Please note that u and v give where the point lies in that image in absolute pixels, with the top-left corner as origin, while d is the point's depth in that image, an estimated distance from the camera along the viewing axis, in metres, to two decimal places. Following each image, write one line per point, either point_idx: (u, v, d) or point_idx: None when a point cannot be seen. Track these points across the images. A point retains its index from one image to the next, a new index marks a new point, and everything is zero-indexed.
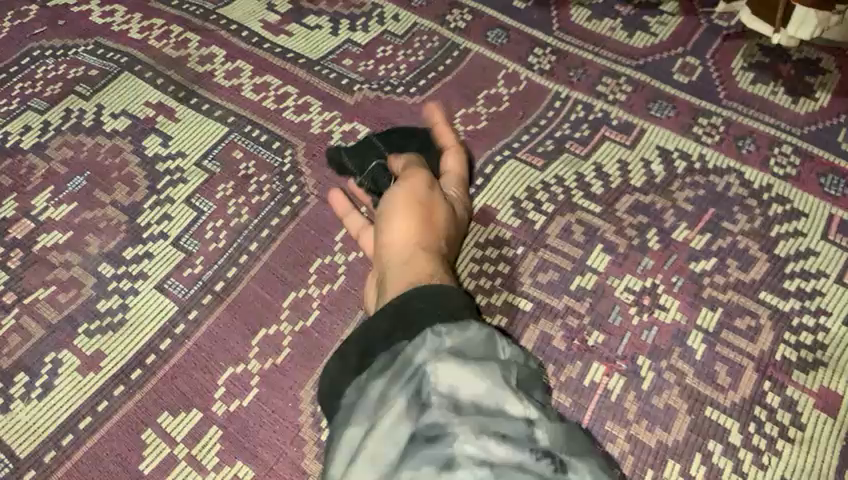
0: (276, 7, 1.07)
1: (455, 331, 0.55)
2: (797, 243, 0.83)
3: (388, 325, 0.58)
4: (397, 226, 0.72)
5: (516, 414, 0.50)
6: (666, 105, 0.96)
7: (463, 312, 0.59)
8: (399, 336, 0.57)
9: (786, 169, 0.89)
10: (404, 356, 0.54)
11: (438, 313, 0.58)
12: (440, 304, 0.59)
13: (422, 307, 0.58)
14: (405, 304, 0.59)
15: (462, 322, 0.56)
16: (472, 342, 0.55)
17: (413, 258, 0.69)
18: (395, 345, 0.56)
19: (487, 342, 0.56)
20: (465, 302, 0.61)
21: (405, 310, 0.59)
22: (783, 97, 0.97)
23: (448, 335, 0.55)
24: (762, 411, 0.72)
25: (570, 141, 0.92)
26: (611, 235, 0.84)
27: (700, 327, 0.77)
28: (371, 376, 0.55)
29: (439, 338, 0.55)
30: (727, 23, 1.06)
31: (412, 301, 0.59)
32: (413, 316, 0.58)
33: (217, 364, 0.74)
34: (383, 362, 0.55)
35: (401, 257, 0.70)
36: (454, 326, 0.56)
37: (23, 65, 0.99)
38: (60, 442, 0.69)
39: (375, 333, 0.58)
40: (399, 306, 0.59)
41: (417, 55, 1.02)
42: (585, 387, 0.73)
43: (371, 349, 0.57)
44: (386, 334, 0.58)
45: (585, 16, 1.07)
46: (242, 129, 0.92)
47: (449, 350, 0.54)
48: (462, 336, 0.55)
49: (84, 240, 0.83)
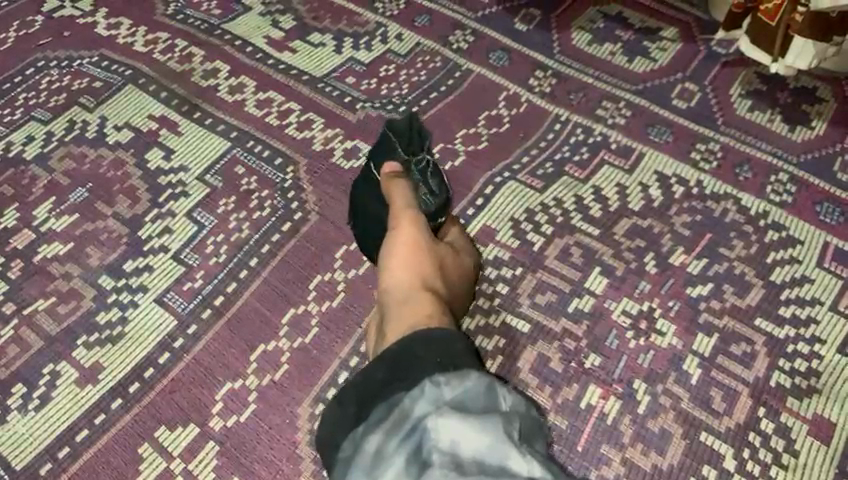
0: (281, 24, 1.08)
1: (454, 380, 0.55)
2: (792, 270, 0.84)
3: (384, 375, 0.58)
4: (402, 265, 0.72)
5: (519, 470, 0.49)
6: (665, 130, 0.97)
7: (463, 358, 0.58)
8: (397, 385, 0.56)
9: (782, 196, 0.91)
10: (402, 409, 0.54)
11: (436, 361, 0.57)
12: (436, 351, 0.58)
13: (421, 354, 0.58)
14: (405, 351, 0.59)
15: (461, 370, 0.56)
16: (472, 393, 0.54)
17: (413, 303, 0.68)
18: (391, 396, 0.56)
19: (488, 391, 0.55)
20: (466, 347, 0.60)
21: (404, 356, 0.59)
22: (780, 124, 0.98)
23: (447, 385, 0.55)
24: (756, 438, 0.72)
25: (569, 163, 0.93)
26: (609, 258, 0.85)
27: (696, 351, 0.78)
28: (367, 430, 0.55)
29: (437, 389, 0.54)
30: (726, 50, 1.07)
31: (412, 348, 0.59)
32: (411, 364, 0.58)
33: (215, 379, 0.74)
34: (380, 414, 0.55)
35: (399, 299, 0.69)
36: (454, 375, 0.55)
37: (27, 75, 0.99)
38: (56, 454, 0.69)
39: (372, 382, 0.58)
40: (398, 353, 0.59)
41: (419, 74, 1.03)
42: (581, 409, 0.74)
43: (368, 399, 0.57)
44: (383, 384, 0.57)
45: (586, 40, 1.08)
46: (245, 144, 0.93)
47: (449, 403, 0.53)
48: (461, 386, 0.54)
49: (85, 252, 0.83)
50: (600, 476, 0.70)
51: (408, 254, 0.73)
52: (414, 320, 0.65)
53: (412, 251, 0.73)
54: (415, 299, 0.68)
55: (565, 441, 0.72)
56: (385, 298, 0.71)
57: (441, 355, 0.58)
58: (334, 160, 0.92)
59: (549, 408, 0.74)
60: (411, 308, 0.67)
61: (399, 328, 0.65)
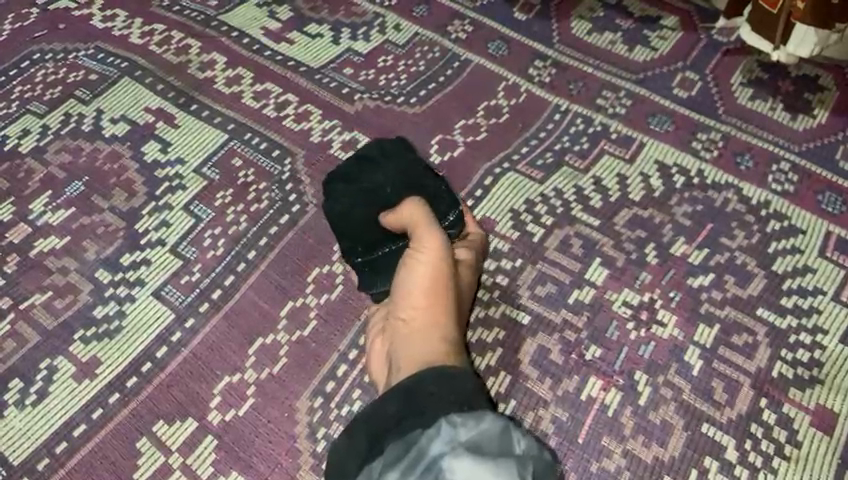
0: (278, 15, 1.07)
1: (470, 421, 0.54)
2: (794, 260, 0.84)
3: (398, 410, 0.57)
4: (423, 293, 0.69)
5: None
6: (665, 119, 0.96)
7: (476, 399, 0.57)
8: (411, 422, 0.55)
9: (783, 185, 0.90)
10: (418, 448, 0.53)
11: (450, 400, 0.56)
12: (450, 390, 0.57)
13: (434, 391, 0.57)
14: (417, 386, 0.58)
15: (477, 412, 0.54)
16: (487, 435, 0.53)
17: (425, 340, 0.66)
18: (407, 434, 0.54)
19: (503, 434, 0.53)
20: (476, 383, 0.59)
21: (417, 392, 0.58)
22: (782, 113, 0.97)
23: (463, 425, 0.53)
24: (757, 429, 0.72)
25: (569, 153, 0.92)
26: (610, 249, 0.84)
27: (697, 342, 0.77)
28: (383, 468, 0.54)
29: (452, 430, 0.53)
30: (727, 39, 1.06)
31: (425, 383, 0.58)
32: (426, 401, 0.56)
33: (213, 373, 0.74)
34: (395, 452, 0.54)
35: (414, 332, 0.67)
36: (470, 416, 0.54)
37: (22, 68, 0.99)
38: (54, 449, 0.69)
39: (385, 415, 0.58)
40: (410, 388, 0.58)
41: (418, 65, 1.02)
42: (582, 401, 0.73)
43: (382, 435, 0.57)
44: (397, 419, 0.57)
45: (586, 29, 1.07)
46: (242, 136, 0.92)
47: (465, 445, 0.52)
48: (476, 428, 0.53)
49: (81, 246, 0.82)
50: (601, 469, 0.69)
51: (433, 282, 0.69)
52: (431, 356, 0.64)
53: (437, 279, 0.69)
54: (435, 329, 0.67)
55: (565, 433, 0.71)
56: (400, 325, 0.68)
57: (456, 395, 0.57)
58: (331, 151, 0.91)
59: (549, 400, 0.73)
60: (425, 339, 0.66)
61: (414, 361, 0.64)
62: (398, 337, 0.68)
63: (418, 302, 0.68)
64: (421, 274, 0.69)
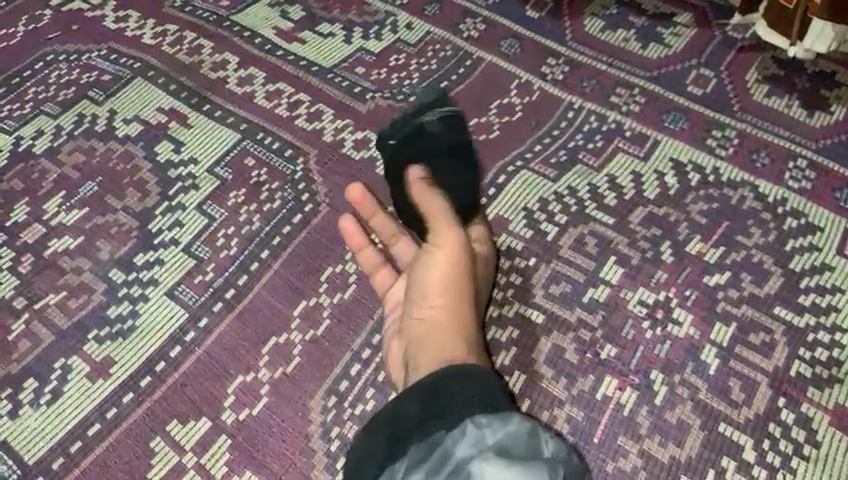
0: (290, 15, 1.07)
1: (496, 422, 0.54)
2: (812, 258, 0.83)
3: (417, 410, 0.56)
4: (439, 287, 0.69)
5: None
6: (680, 117, 0.95)
7: (499, 398, 0.57)
8: (434, 422, 0.55)
9: (800, 182, 0.89)
10: (444, 449, 0.52)
11: (473, 399, 0.56)
12: (473, 390, 0.57)
13: (456, 390, 0.57)
14: (439, 385, 0.57)
15: (503, 413, 0.54)
16: (514, 437, 0.53)
17: (444, 335, 0.66)
18: (431, 435, 0.54)
19: (530, 436, 0.53)
20: (497, 383, 0.59)
21: (437, 389, 0.57)
22: (798, 110, 0.96)
23: (489, 427, 0.53)
24: (776, 428, 0.71)
25: (583, 151, 0.92)
26: (625, 247, 0.83)
27: (714, 341, 0.76)
28: (407, 470, 0.53)
29: (479, 430, 0.53)
30: (742, 35, 1.05)
31: (446, 383, 0.57)
32: (448, 401, 0.56)
33: (226, 372, 0.74)
34: (420, 452, 0.53)
35: (434, 329, 0.67)
36: (495, 418, 0.54)
37: (36, 69, 0.99)
38: (68, 448, 0.69)
39: (405, 415, 0.56)
40: (430, 386, 0.57)
41: (430, 63, 1.01)
42: (597, 401, 0.73)
43: (401, 434, 0.56)
44: (417, 419, 0.56)
45: (599, 26, 1.06)
46: (255, 136, 0.92)
47: (493, 448, 0.52)
48: (503, 429, 0.53)
49: (95, 246, 0.82)
50: (617, 468, 0.69)
51: (447, 276, 0.70)
52: (448, 351, 0.64)
53: (451, 272, 0.70)
54: (454, 328, 0.66)
55: (581, 433, 0.71)
56: (414, 325, 0.68)
57: (481, 396, 0.56)
58: (343, 150, 0.91)
59: (564, 400, 0.73)
60: (442, 338, 0.65)
61: (431, 358, 0.64)
62: (414, 338, 0.67)
63: (434, 300, 0.69)
64: (438, 267, 0.70)
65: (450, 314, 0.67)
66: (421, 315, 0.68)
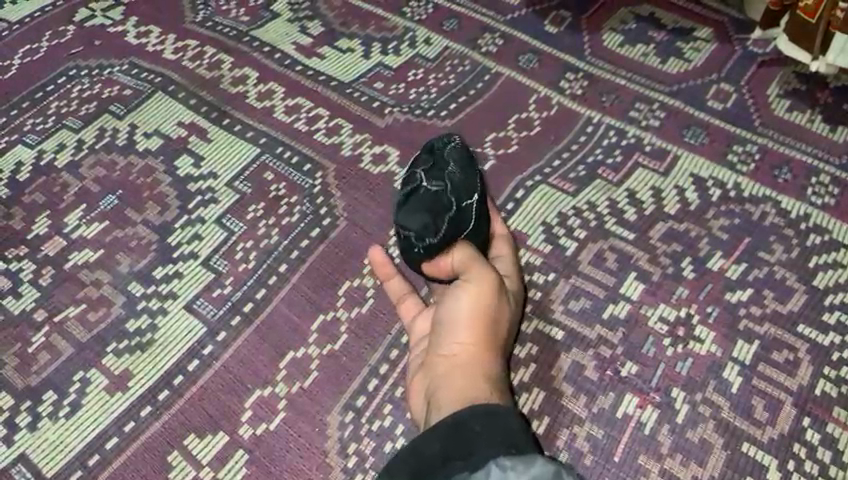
0: (309, 30, 1.08)
1: (520, 466, 0.51)
2: (836, 275, 0.82)
3: (440, 448, 0.56)
4: (470, 325, 0.68)
5: None
6: (700, 131, 0.95)
7: (521, 437, 0.56)
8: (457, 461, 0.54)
9: (823, 198, 0.88)
10: None
11: (496, 439, 0.55)
12: (494, 428, 0.56)
13: (479, 429, 0.56)
14: (461, 423, 0.57)
15: (528, 456, 0.52)
16: None
17: (472, 370, 0.65)
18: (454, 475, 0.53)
19: None
20: (520, 420, 0.58)
21: (461, 428, 0.56)
22: (821, 125, 0.95)
23: (513, 470, 0.51)
24: (801, 449, 0.70)
25: (603, 167, 0.91)
26: (646, 263, 0.82)
27: (736, 359, 0.75)
28: None
29: (503, 473, 0.51)
30: (763, 50, 1.04)
31: (468, 422, 0.56)
32: (471, 440, 0.55)
33: (244, 386, 0.74)
34: None
35: (463, 364, 0.66)
36: (520, 460, 0.51)
37: (59, 84, 1.00)
38: (87, 462, 0.69)
39: (428, 456, 0.56)
40: (453, 424, 0.57)
41: (448, 78, 1.02)
42: (617, 419, 0.72)
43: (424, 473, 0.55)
44: (441, 458, 0.55)
45: (618, 41, 1.06)
46: (274, 151, 0.92)
47: None
48: (527, 472, 0.50)
49: (114, 259, 0.83)
50: None
51: (479, 312, 0.69)
52: (475, 388, 0.63)
53: (486, 305, 0.69)
54: (481, 365, 0.66)
55: (601, 451, 0.70)
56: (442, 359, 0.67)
57: (504, 436, 0.55)
58: (362, 165, 0.91)
59: (584, 417, 0.72)
60: (469, 374, 0.65)
61: (455, 396, 0.63)
62: (439, 372, 0.66)
63: (464, 336, 0.68)
64: (467, 301, 0.69)
65: (478, 354, 0.67)
66: (449, 348, 0.68)
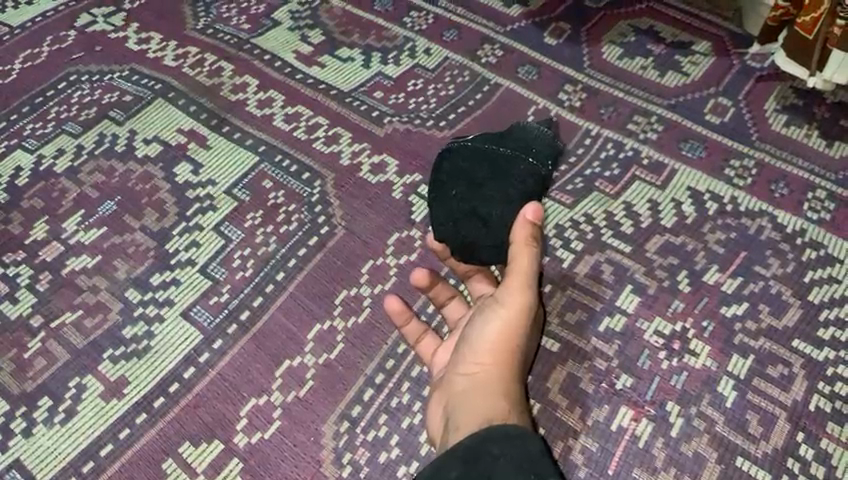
0: (310, 39, 1.09)
1: None
2: (831, 290, 0.82)
3: (458, 473, 0.53)
4: (493, 346, 0.65)
5: None
6: (697, 145, 0.95)
7: (542, 462, 0.53)
8: None
9: (820, 213, 0.88)
10: None
11: (516, 462, 0.52)
12: (513, 454, 0.53)
13: (498, 453, 0.53)
14: (480, 447, 0.54)
15: None
16: None
17: (488, 392, 0.62)
18: None
19: None
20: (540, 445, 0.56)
21: (480, 453, 0.54)
22: (818, 140, 0.96)
23: None
24: (795, 464, 0.70)
25: (600, 179, 0.92)
26: (642, 276, 0.83)
27: (731, 373, 0.76)
28: None
29: None
30: (761, 65, 1.05)
31: (488, 446, 0.54)
32: (490, 465, 0.52)
33: (240, 395, 0.74)
34: None
35: (481, 385, 0.63)
36: None
37: (60, 89, 1.00)
38: (81, 469, 0.69)
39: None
40: (471, 449, 0.54)
41: (448, 89, 1.02)
42: (612, 431, 0.72)
43: None
44: None
45: (617, 53, 1.07)
46: (272, 158, 0.93)
47: None
48: None
49: (111, 266, 0.83)
50: None
51: (505, 333, 0.65)
52: (489, 410, 0.60)
53: (511, 328, 0.65)
54: (498, 387, 0.62)
55: (595, 464, 0.70)
56: (462, 379, 0.65)
57: (525, 462, 0.52)
58: (360, 174, 0.91)
59: (578, 430, 0.72)
60: (484, 395, 0.62)
61: (467, 422, 0.60)
62: (458, 391, 0.64)
63: (485, 357, 0.65)
64: (496, 321, 0.66)
65: (497, 377, 0.63)
66: (469, 367, 0.65)
